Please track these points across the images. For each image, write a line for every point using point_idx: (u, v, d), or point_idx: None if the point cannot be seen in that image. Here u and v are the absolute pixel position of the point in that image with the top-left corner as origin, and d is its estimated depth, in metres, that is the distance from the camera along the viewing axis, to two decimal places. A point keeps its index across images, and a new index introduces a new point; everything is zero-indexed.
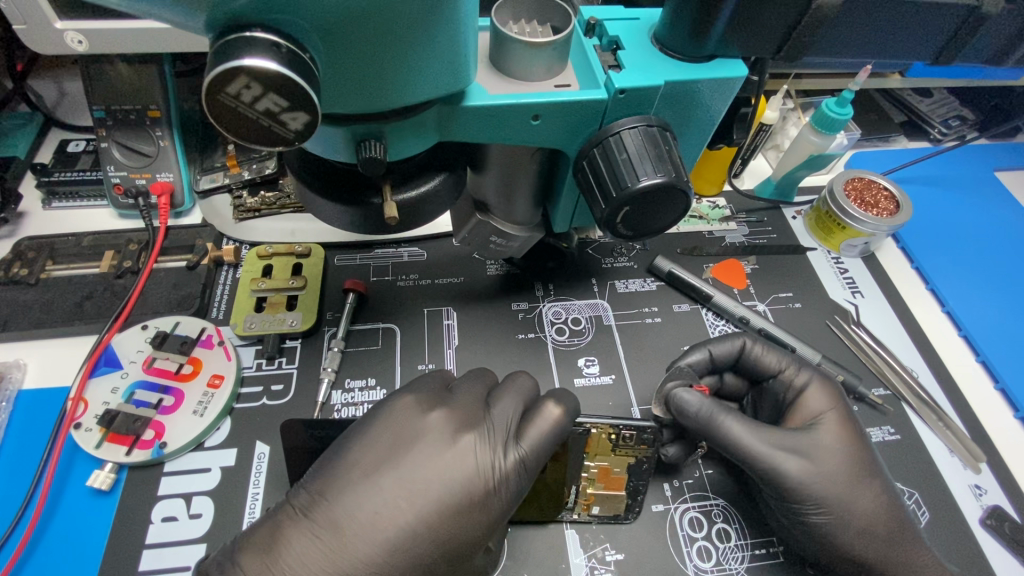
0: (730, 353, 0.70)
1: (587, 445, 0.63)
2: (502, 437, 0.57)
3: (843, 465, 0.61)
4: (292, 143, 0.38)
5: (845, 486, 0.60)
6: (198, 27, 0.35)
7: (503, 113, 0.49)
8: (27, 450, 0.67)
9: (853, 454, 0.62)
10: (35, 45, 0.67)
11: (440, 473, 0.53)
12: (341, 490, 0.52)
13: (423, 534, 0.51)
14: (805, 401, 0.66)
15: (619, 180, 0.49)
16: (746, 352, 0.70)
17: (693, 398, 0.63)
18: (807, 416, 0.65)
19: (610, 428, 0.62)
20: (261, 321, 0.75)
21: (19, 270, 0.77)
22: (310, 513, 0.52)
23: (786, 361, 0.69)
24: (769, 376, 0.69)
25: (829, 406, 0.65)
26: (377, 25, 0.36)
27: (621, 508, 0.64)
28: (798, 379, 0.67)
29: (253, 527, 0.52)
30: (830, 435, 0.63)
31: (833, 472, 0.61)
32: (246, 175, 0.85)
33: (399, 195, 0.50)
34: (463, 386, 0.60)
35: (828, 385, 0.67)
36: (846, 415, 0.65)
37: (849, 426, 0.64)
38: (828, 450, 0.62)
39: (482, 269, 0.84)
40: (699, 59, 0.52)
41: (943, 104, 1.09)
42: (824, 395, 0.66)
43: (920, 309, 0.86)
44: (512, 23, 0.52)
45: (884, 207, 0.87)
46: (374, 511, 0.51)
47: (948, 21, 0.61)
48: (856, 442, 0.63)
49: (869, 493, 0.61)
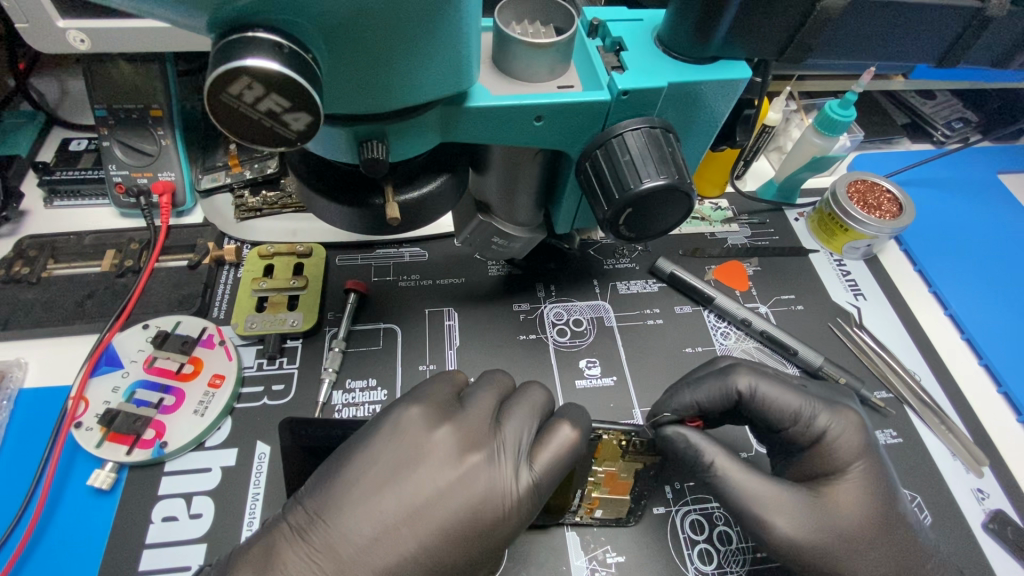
0: (724, 401, 0.62)
1: (596, 451, 0.62)
2: (509, 457, 0.56)
3: (848, 528, 0.57)
4: (294, 143, 0.38)
5: (842, 550, 0.57)
6: (199, 26, 0.35)
7: (506, 114, 0.49)
8: (28, 448, 0.67)
9: (860, 520, 0.58)
10: (37, 44, 0.67)
11: (445, 495, 0.53)
12: (341, 509, 0.52)
13: (423, 562, 0.51)
14: (826, 449, 0.60)
15: (622, 182, 0.49)
16: (744, 399, 0.62)
17: (679, 436, 0.60)
18: (821, 469, 0.60)
19: (621, 434, 0.61)
20: (262, 321, 0.75)
21: (20, 269, 0.77)
22: (309, 537, 0.51)
23: (800, 407, 0.61)
24: (788, 423, 0.61)
25: (852, 459, 0.59)
26: (377, 25, 0.35)
27: (624, 511, 0.64)
28: (816, 425, 0.60)
29: (249, 541, 0.53)
30: (839, 497, 0.58)
31: (833, 536, 0.57)
32: (248, 175, 0.85)
33: (402, 195, 0.50)
34: (475, 396, 0.60)
35: (856, 432, 0.60)
36: (869, 470, 0.59)
37: (866, 488, 0.59)
38: (833, 514, 0.57)
39: (483, 270, 0.84)
40: (703, 60, 0.52)
41: (947, 106, 1.08)
42: (850, 444, 0.60)
43: (922, 313, 0.86)
44: (515, 23, 0.51)
45: (887, 210, 0.87)
46: (374, 537, 0.51)
47: (954, 22, 0.61)
48: (873, 503, 0.58)
49: (865, 560, 0.57)
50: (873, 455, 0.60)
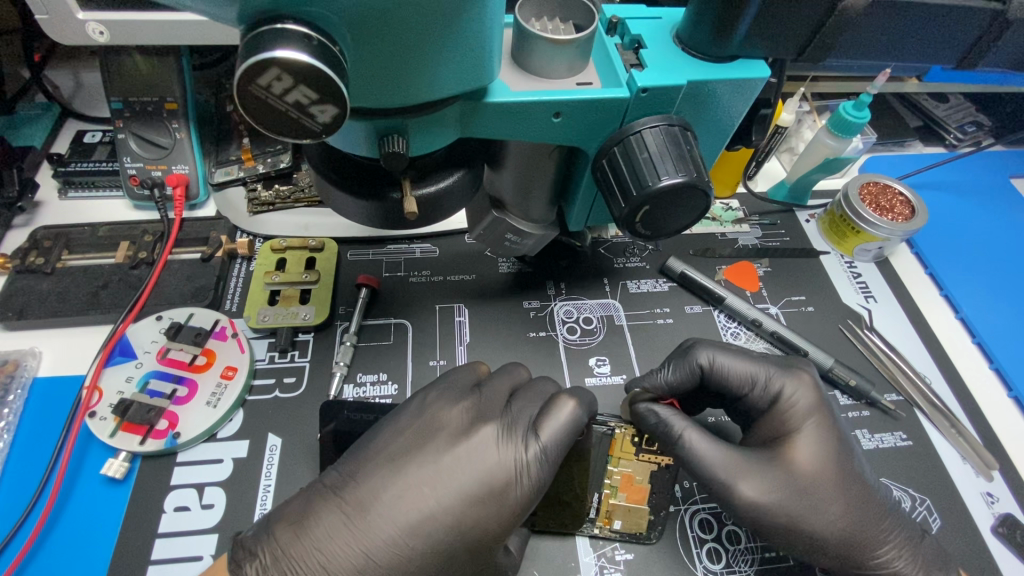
0: (691, 380, 0.66)
1: (611, 448, 0.65)
2: (521, 429, 0.57)
3: (805, 483, 0.60)
4: (319, 135, 0.38)
5: (804, 504, 0.59)
6: (230, 18, 0.36)
7: (525, 109, 0.49)
8: (43, 437, 0.68)
9: (820, 473, 0.60)
10: (54, 34, 0.67)
11: (461, 466, 0.54)
12: (368, 475, 0.54)
13: (441, 521, 0.52)
14: (781, 411, 0.63)
15: (640, 180, 0.49)
16: (706, 373, 0.66)
17: (650, 415, 0.63)
18: (780, 430, 0.63)
19: (633, 429, 0.65)
20: (275, 314, 0.76)
21: (35, 259, 0.77)
22: (341, 493, 0.53)
23: (755, 373, 0.65)
24: (742, 388, 0.65)
25: (804, 417, 0.63)
26: (404, 19, 0.36)
27: (643, 526, 0.64)
28: (771, 390, 0.64)
29: (284, 504, 0.55)
30: (798, 452, 0.61)
31: (792, 493, 0.59)
32: (261, 168, 0.85)
33: (419, 189, 0.50)
34: (490, 385, 0.61)
35: (808, 391, 0.64)
36: (821, 424, 0.62)
37: (823, 442, 0.62)
38: (794, 471, 0.60)
39: (494, 266, 0.84)
40: (722, 59, 0.52)
41: (960, 109, 1.07)
42: (803, 402, 0.63)
43: (933, 316, 0.86)
44: (535, 20, 0.51)
45: (899, 212, 0.86)
46: (398, 494, 0.53)
47: (974, 24, 0.61)
48: (827, 457, 0.61)
49: (829, 512, 0.59)
50: (826, 410, 0.63)
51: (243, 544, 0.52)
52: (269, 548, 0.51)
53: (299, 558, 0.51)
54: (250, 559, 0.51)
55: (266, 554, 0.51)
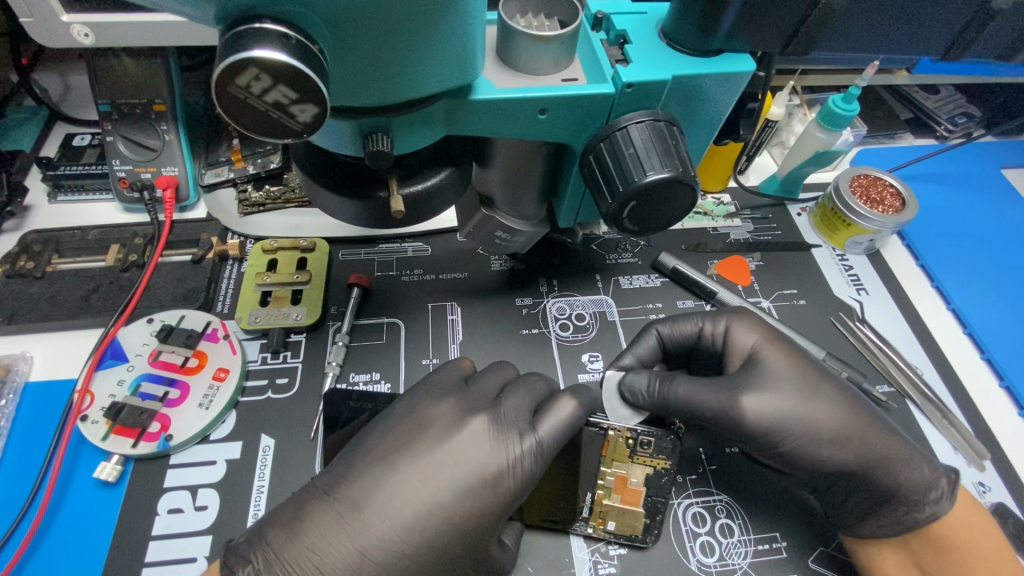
0: (652, 354, 0.70)
1: (604, 449, 0.63)
2: (514, 424, 0.57)
3: (791, 385, 0.61)
4: (301, 135, 0.38)
5: (801, 403, 0.60)
6: (208, 18, 0.35)
7: (510, 106, 0.49)
8: (34, 442, 0.68)
9: (798, 371, 0.62)
10: (40, 38, 0.67)
11: (454, 464, 0.54)
12: (360, 474, 0.54)
13: (433, 518, 0.52)
14: (734, 343, 0.66)
15: (626, 175, 0.49)
16: (664, 338, 0.71)
17: (641, 378, 0.64)
18: (743, 353, 0.66)
19: (628, 432, 0.62)
20: (266, 315, 0.75)
21: (25, 263, 0.77)
22: (334, 493, 0.53)
23: (701, 323, 0.70)
24: (695, 342, 0.70)
25: (756, 337, 0.66)
26: (385, 16, 0.36)
27: (638, 529, 0.63)
28: (718, 329, 0.68)
29: (277, 506, 0.55)
30: (771, 362, 0.63)
31: (787, 396, 0.61)
32: (251, 169, 0.85)
33: (406, 188, 0.50)
34: (481, 381, 0.61)
35: (749, 318, 0.68)
36: (775, 338, 0.65)
37: (785, 347, 0.64)
38: (778, 378, 0.62)
39: (486, 264, 0.84)
40: (708, 53, 0.52)
41: (950, 101, 1.08)
42: (748, 327, 0.67)
43: (924, 305, 0.86)
44: (519, 16, 0.51)
45: (889, 204, 0.87)
46: (391, 492, 0.53)
47: (959, 16, 0.61)
48: (797, 359, 0.63)
49: (823, 403, 0.61)
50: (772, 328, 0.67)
51: (236, 549, 0.52)
52: (264, 550, 0.51)
53: (292, 559, 0.51)
54: (244, 562, 0.51)
55: (260, 556, 0.51)
